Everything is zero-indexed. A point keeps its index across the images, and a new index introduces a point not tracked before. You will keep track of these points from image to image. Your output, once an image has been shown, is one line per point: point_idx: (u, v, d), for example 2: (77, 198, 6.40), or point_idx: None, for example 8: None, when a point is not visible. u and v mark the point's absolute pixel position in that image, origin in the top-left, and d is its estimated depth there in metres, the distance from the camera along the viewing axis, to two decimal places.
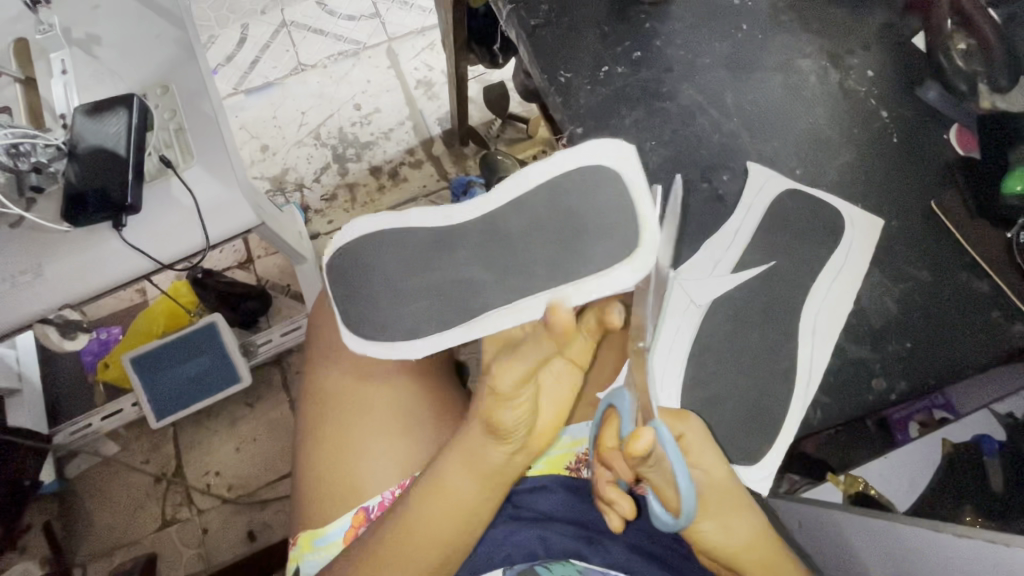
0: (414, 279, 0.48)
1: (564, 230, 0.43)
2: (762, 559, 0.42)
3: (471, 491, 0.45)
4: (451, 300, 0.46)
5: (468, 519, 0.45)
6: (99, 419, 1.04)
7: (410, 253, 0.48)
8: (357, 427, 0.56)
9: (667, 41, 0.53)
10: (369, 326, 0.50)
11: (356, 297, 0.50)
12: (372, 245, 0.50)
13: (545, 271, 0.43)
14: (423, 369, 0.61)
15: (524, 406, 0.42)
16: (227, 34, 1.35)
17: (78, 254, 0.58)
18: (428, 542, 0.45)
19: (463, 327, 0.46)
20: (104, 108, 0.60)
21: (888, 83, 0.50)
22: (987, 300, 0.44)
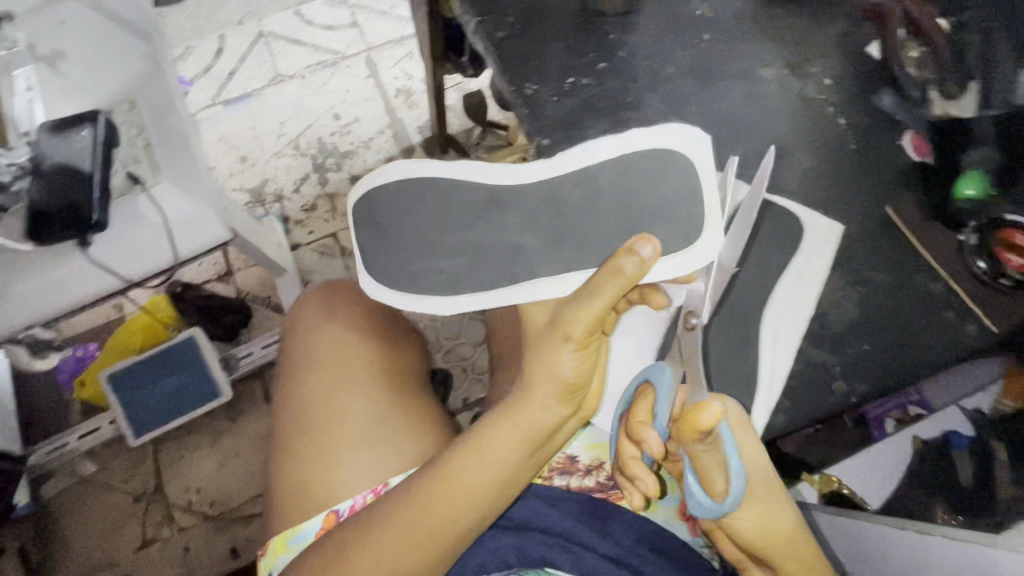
0: (449, 238, 0.47)
1: (614, 215, 0.44)
2: (796, 552, 0.41)
3: (521, 452, 0.48)
4: (488, 263, 0.47)
5: (499, 484, 0.47)
6: (75, 438, 1.01)
7: (453, 207, 0.47)
8: (335, 428, 0.57)
9: (632, 51, 0.54)
10: (397, 273, 0.49)
11: (386, 242, 0.50)
12: (407, 190, 0.49)
13: (577, 251, 0.45)
14: (398, 382, 0.62)
15: (585, 362, 0.47)
16: (203, 46, 1.35)
17: (45, 273, 0.57)
18: (451, 508, 0.46)
19: (499, 291, 0.47)
20: (69, 124, 0.58)
21: (847, 90, 0.52)
22: (943, 301, 0.45)
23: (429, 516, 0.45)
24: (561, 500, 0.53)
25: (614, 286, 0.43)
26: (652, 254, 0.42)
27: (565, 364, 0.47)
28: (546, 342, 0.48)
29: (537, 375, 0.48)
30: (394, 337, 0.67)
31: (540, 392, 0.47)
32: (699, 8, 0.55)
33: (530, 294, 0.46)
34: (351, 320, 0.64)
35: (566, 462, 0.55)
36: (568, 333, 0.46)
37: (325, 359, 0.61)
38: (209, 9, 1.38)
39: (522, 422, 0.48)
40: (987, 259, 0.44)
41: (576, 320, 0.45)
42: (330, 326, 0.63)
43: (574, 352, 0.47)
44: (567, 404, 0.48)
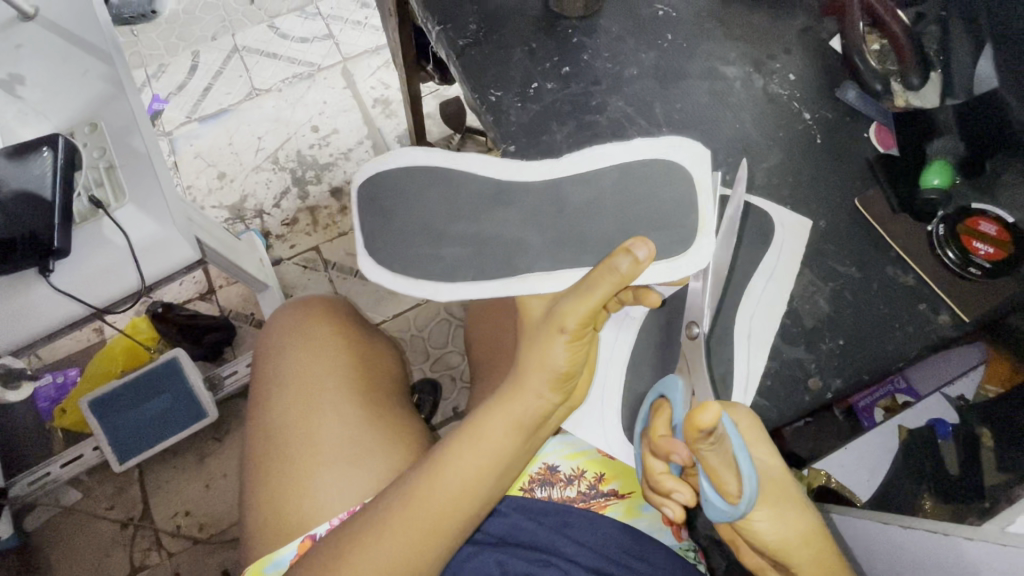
0: (445, 227, 0.45)
1: (616, 212, 0.44)
2: (816, 557, 0.38)
3: (508, 447, 0.46)
4: (489, 257, 0.45)
5: (485, 485, 0.46)
6: (59, 467, 0.99)
7: (459, 197, 0.46)
8: (308, 451, 0.56)
9: (595, 55, 0.54)
10: (398, 258, 0.47)
11: (389, 224, 0.47)
12: (414, 176, 0.47)
13: (577, 246, 0.44)
14: (369, 391, 0.61)
15: (573, 352, 0.44)
16: (177, 63, 1.33)
17: (8, 302, 0.56)
18: (432, 515, 0.44)
19: (502, 283, 0.44)
20: (27, 149, 0.57)
21: (811, 84, 0.52)
22: (914, 292, 0.45)
23: (409, 526, 0.44)
24: (541, 511, 0.52)
25: (610, 284, 0.40)
26: (647, 256, 0.40)
27: (558, 356, 0.44)
28: (540, 333, 0.45)
29: (530, 367, 0.45)
30: (367, 345, 0.66)
31: (532, 384, 0.45)
32: (660, 10, 0.55)
33: (534, 288, 0.44)
34: (323, 330, 0.64)
35: (545, 471, 0.54)
36: (562, 324, 0.43)
37: (296, 370, 0.60)
38: (183, 27, 1.37)
39: (511, 418, 0.46)
40: (956, 250, 0.44)
41: (572, 311, 0.42)
42: (302, 336, 0.63)
43: (569, 345, 0.44)
44: (560, 392, 0.46)
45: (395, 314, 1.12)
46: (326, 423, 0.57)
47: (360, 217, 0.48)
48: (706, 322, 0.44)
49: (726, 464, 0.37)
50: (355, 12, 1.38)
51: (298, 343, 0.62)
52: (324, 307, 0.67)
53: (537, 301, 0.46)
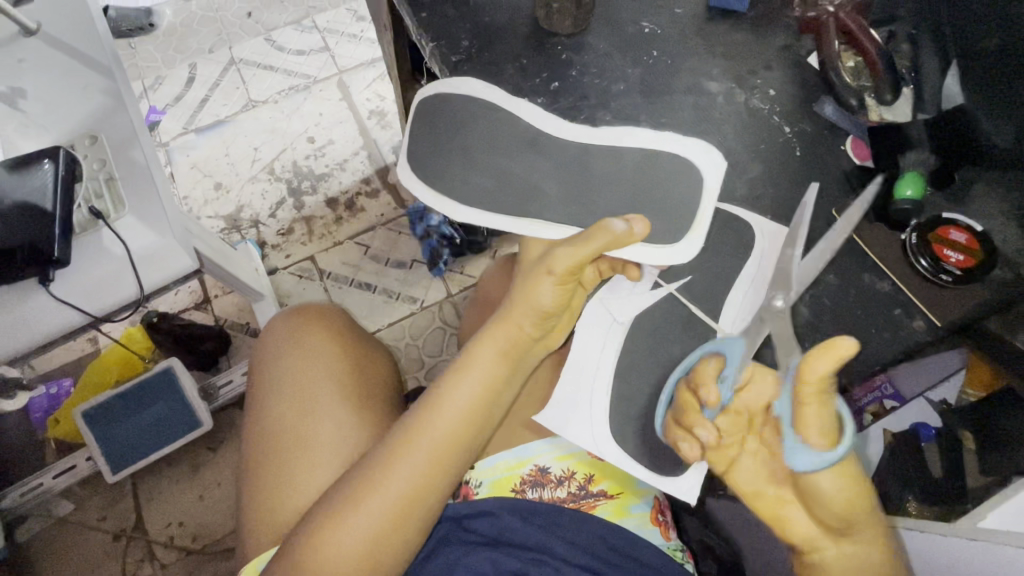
0: (478, 158, 0.53)
1: (625, 189, 0.51)
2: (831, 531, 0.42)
3: (483, 395, 0.49)
4: (506, 199, 0.52)
5: (465, 436, 0.49)
6: (51, 477, 0.99)
7: (501, 135, 0.53)
8: (295, 444, 0.58)
9: (584, 70, 0.56)
10: (437, 168, 0.54)
11: (439, 141, 0.55)
12: (475, 104, 0.54)
13: (580, 208, 0.51)
14: (356, 384, 0.63)
15: (561, 294, 0.48)
16: (174, 75, 1.35)
17: (6, 311, 0.57)
18: (409, 477, 0.47)
19: (512, 220, 0.52)
20: (28, 162, 0.59)
21: (790, 99, 0.54)
22: (889, 298, 0.47)
23: (387, 491, 0.46)
24: (533, 511, 0.53)
25: (602, 240, 0.45)
26: (641, 227, 0.46)
27: (545, 296, 0.48)
28: (528, 277, 0.49)
29: (517, 308, 0.49)
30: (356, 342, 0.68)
31: (517, 322, 0.49)
32: (646, 28, 0.57)
33: (530, 228, 0.51)
34: (314, 326, 0.66)
35: (537, 473, 0.55)
36: (551, 267, 0.47)
37: (288, 361, 0.63)
38: (180, 39, 1.39)
39: (496, 358, 0.50)
40: (928, 259, 0.46)
41: (563, 255, 0.46)
42: (298, 328, 0.66)
43: (556, 286, 0.47)
44: (540, 328, 0.50)
45: (390, 323, 1.13)
46: (318, 416, 0.59)
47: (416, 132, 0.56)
48: (793, 297, 0.39)
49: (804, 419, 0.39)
50: (351, 26, 1.40)
51: (289, 339, 0.65)
52: (316, 308, 0.70)
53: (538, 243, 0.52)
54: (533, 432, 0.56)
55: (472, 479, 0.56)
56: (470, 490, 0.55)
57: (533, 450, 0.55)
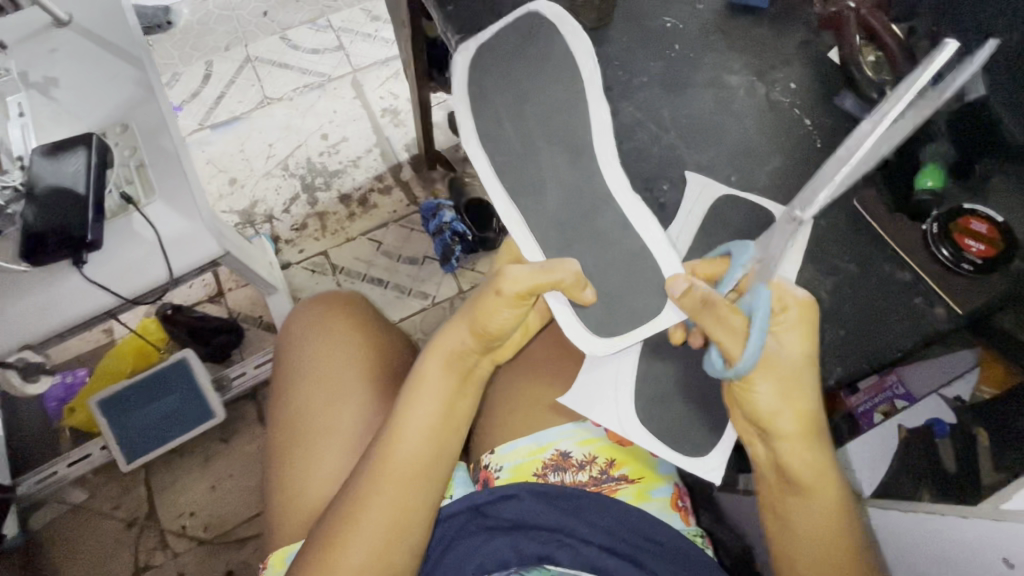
0: (523, 113, 0.55)
1: (602, 255, 0.52)
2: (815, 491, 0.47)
3: (446, 397, 0.51)
4: (505, 173, 0.55)
5: (438, 433, 0.51)
6: (65, 466, 0.99)
7: (552, 123, 0.55)
8: (315, 436, 0.59)
9: (606, 64, 0.57)
10: (483, 82, 0.56)
11: (501, 57, 0.56)
12: (568, 65, 0.55)
13: (556, 238, 0.53)
14: (377, 369, 0.64)
15: (507, 313, 0.50)
16: (191, 71, 1.37)
17: (38, 292, 0.58)
18: (397, 472, 0.49)
19: (502, 196, 0.54)
20: (64, 147, 0.60)
21: (810, 93, 0.55)
22: (909, 288, 0.48)
23: (385, 486, 0.48)
24: (554, 495, 0.53)
25: (557, 279, 0.48)
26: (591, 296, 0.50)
27: (499, 318, 0.50)
28: (478, 291, 0.51)
29: (471, 322, 0.50)
30: (378, 328, 0.69)
31: (467, 337, 0.51)
32: (667, 22, 0.58)
33: (518, 236, 0.54)
34: (333, 313, 0.68)
35: (558, 458, 0.56)
36: (500, 288, 0.48)
37: (303, 352, 0.65)
38: (197, 37, 1.41)
39: (447, 368, 0.52)
40: (949, 247, 0.47)
41: (513, 279, 0.48)
42: (313, 321, 0.67)
43: (507, 313, 0.50)
44: (483, 345, 0.52)
45: (402, 318, 1.14)
46: (341, 405, 0.61)
47: (505, 35, 0.56)
48: (814, 208, 0.40)
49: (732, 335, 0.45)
50: (365, 25, 1.42)
51: (302, 336, 0.66)
52: (335, 294, 0.71)
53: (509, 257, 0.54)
54: (557, 414, 0.58)
55: (492, 465, 0.57)
56: (491, 474, 0.57)
57: (554, 436, 0.56)
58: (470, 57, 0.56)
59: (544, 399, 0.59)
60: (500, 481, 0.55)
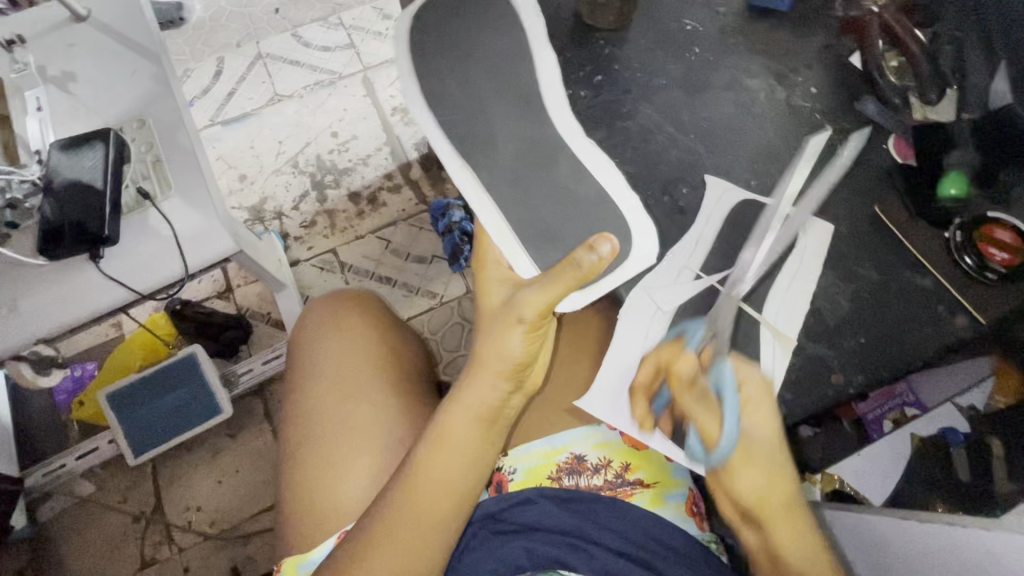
0: (468, 78, 0.50)
1: (562, 209, 0.48)
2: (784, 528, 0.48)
3: (475, 424, 0.50)
4: (461, 136, 0.49)
5: (469, 458, 0.50)
6: (73, 459, 1.01)
7: (513, 86, 0.50)
8: (336, 446, 0.59)
9: (625, 65, 0.57)
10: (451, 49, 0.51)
11: (462, 10, 0.51)
12: (490, 32, 0.50)
13: (514, 201, 0.48)
14: (400, 385, 0.64)
15: (529, 336, 0.49)
16: (203, 67, 1.37)
17: (54, 286, 0.58)
18: (416, 510, 0.48)
19: (454, 158, 0.49)
20: (79, 142, 0.60)
21: (830, 99, 0.55)
22: (930, 294, 0.49)
23: (402, 522, 0.47)
24: (570, 499, 0.54)
25: (573, 277, 0.44)
26: (610, 254, 0.43)
27: (513, 343, 0.49)
28: (500, 320, 0.50)
29: (491, 357, 0.50)
30: (396, 338, 0.68)
31: (487, 379, 0.50)
32: (687, 25, 0.58)
33: (494, 222, 0.49)
34: (355, 328, 0.66)
35: (573, 461, 0.55)
36: (520, 316, 0.48)
37: (322, 367, 0.63)
38: (209, 33, 1.41)
39: (472, 409, 0.50)
40: (973, 256, 0.48)
41: (533, 301, 0.47)
42: (332, 326, 0.66)
43: (524, 336, 0.49)
44: (514, 382, 0.51)
45: (411, 316, 1.14)
46: (363, 416, 0.60)
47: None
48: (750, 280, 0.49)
49: (711, 413, 0.49)
50: (377, 23, 1.42)
51: (320, 342, 0.65)
52: (357, 301, 0.70)
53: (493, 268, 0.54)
54: (573, 417, 0.57)
55: (506, 467, 0.56)
56: (504, 477, 0.56)
57: (569, 440, 0.56)
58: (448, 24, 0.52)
59: (559, 401, 0.58)
60: (515, 483, 0.55)
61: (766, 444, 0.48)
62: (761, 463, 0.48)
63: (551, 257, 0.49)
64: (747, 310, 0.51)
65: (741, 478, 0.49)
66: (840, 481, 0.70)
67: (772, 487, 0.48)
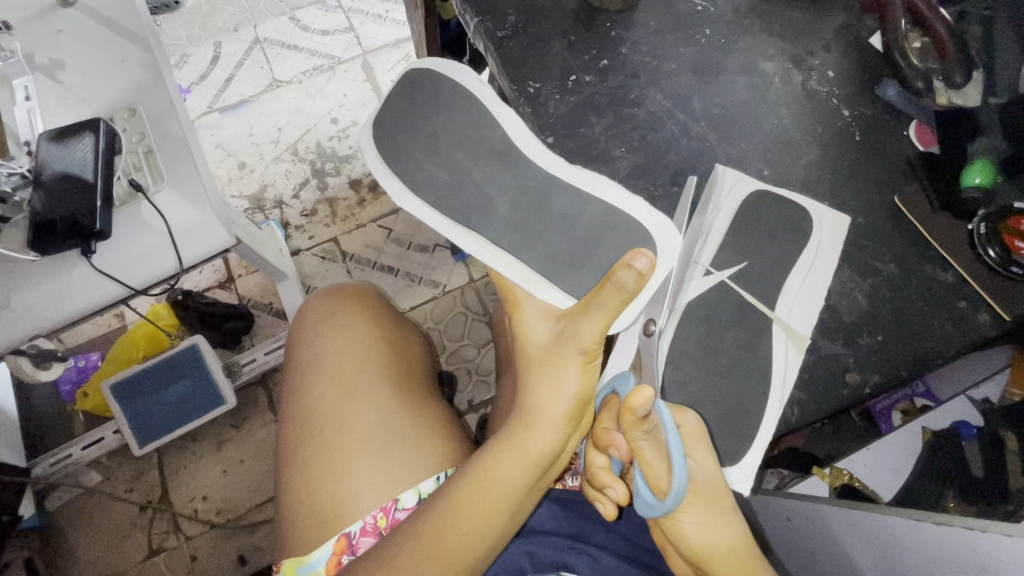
0: (438, 131, 0.49)
1: (582, 235, 0.46)
2: (737, 565, 0.45)
3: (528, 467, 0.46)
4: (461, 197, 0.47)
5: (516, 495, 0.46)
6: (81, 448, 0.99)
7: (481, 129, 0.48)
8: (345, 457, 0.57)
9: (634, 48, 0.55)
10: (412, 104, 0.50)
11: (417, 96, 0.50)
12: (447, 89, 0.50)
13: (523, 237, 0.46)
14: (405, 387, 0.63)
15: (587, 367, 0.44)
16: (199, 52, 1.34)
17: (49, 281, 0.57)
18: (459, 549, 0.45)
19: (455, 228, 0.47)
20: (70, 133, 0.59)
21: (849, 83, 0.53)
22: (952, 290, 0.48)
23: (442, 560, 0.45)
24: (575, 502, 0.55)
25: (619, 300, 0.41)
26: (649, 268, 0.40)
27: (570, 383, 0.44)
28: (551, 357, 0.45)
29: (543, 400, 0.45)
30: (396, 336, 0.67)
31: (539, 423, 0.45)
32: (698, 5, 0.56)
33: (512, 269, 0.46)
34: (357, 333, 0.64)
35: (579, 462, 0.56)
36: (579, 346, 0.44)
37: (326, 379, 0.61)
38: (205, 17, 1.38)
39: (523, 451, 0.45)
40: (997, 248, 0.47)
41: (587, 332, 0.43)
42: (336, 333, 0.64)
43: (583, 368, 0.44)
44: (575, 419, 0.46)
45: (413, 306, 1.13)
46: (376, 425, 0.59)
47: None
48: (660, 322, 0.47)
49: (660, 458, 0.42)
50: (375, 5, 1.38)
51: (333, 352, 0.63)
52: (354, 302, 0.68)
53: (530, 302, 0.47)
54: None
55: None
56: None
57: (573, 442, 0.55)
58: (399, 84, 0.51)
59: None
60: None
61: (708, 482, 0.45)
62: (704, 500, 0.44)
63: (584, 283, 0.46)
64: (764, 309, 0.48)
65: (689, 519, 0.44)
66: (850, 474, 0.65)
67: (716, 525, 0.45)
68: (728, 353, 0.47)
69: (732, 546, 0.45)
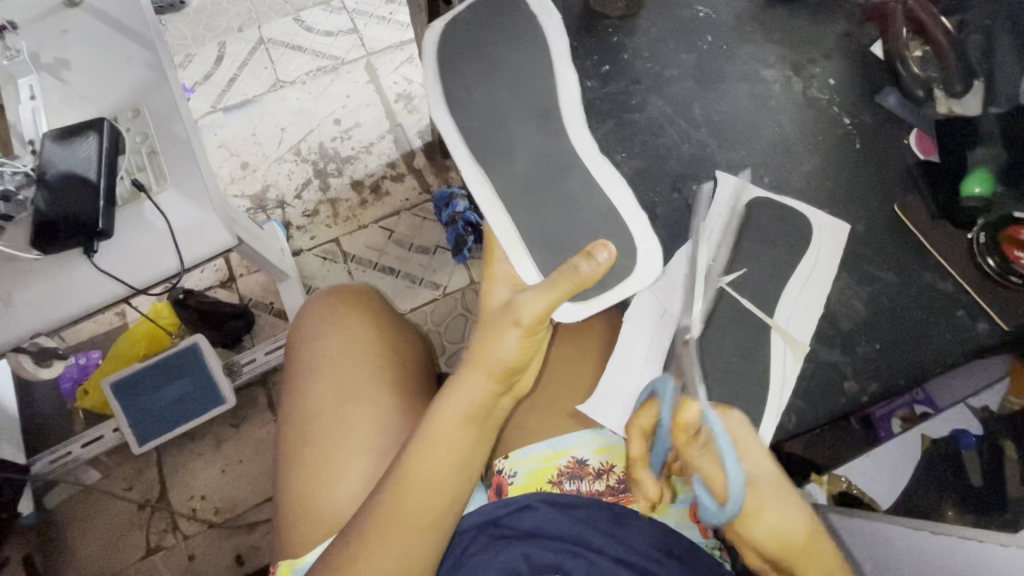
0: (478, 76, 0.51)
1: (592, 228, 0.48)
2: (817, 559, 0.43)
3: (469, 427, 0.48)
4: (488, 150, 0.50)
5: (461, 458, 0.48)
6: (80, 446, 0.99)
7: (526, 81, 0.51)
8: (336, 445, 0.58)
9: (635, 54, 0.55)
10: (478, 31, 0.53)
11: (486, 29, 0.53)
12: (510, 34, 0.53)
13: (528, 212, 0.49)
14: (403, 384, 0.63)
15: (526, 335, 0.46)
16: (204, 53, 1.35)
17: (50, 280, 0.57)
18: (408, 519, 0.47)
19: (470, 161, 0.50)
20: (75, 133, 0.59)
21: (849, 91, 0.54)
22: (951, 299, 0.48)
23: (394, 531, 0.46)
24: (573, 505, 0.53)
25: (568, 282, 0.44)
26: (608, 260, 0.44)
27: (508, 349, 0.46)
28: (497, 318, 0.47)
29: (483, 355, 0.47)
30: (392, 334, 0.67)
31: (477, 375, 0.47)
32: (700, 12, 0.56)
33: (501, 225, 0.49)
34: (356, 328, 0.65)
35: (575, 465, 0.55)
36: (519, 317, 0.45)
37: (323, 368, 0.62)
38: (209, 17, 1.38)
39: (467, 408, 0.48)
40: (995, 258, 0.46)
41: (531, 305, 0.45)
42: (337, 326, 0.65)
43: (521, 338, 0.46)
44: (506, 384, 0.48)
45: (414, 307, 1.13)
46: (365, 414, 0.60)
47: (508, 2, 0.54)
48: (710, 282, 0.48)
49: (717, 467, 0.41)
50: (379, 7, 1.39)
51: (334, 341, 0.64)
52: (358, 294, 0.69)
53: (502, 264, 0.49)
54: (575, 422, 0.57)
55: (506, 469, 0.56)
56: (505, 479, 0.56)
57: (571, 442, 0.56)
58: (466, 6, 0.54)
59: (565, 404, 0.58)
60: (516, 486, 0.55)
61: (769, 483, 0.43)
62: (771, 496, 0.43)
63: (554, 263, 0.48)
64: (762, 316, 0.48)
65: (768, 518, 0.42)
66: (847, 482, 0.63)
67: (789, 520, 0.42)
68: (726, 358, 0.47)
69: (809, 540, 0.43)
